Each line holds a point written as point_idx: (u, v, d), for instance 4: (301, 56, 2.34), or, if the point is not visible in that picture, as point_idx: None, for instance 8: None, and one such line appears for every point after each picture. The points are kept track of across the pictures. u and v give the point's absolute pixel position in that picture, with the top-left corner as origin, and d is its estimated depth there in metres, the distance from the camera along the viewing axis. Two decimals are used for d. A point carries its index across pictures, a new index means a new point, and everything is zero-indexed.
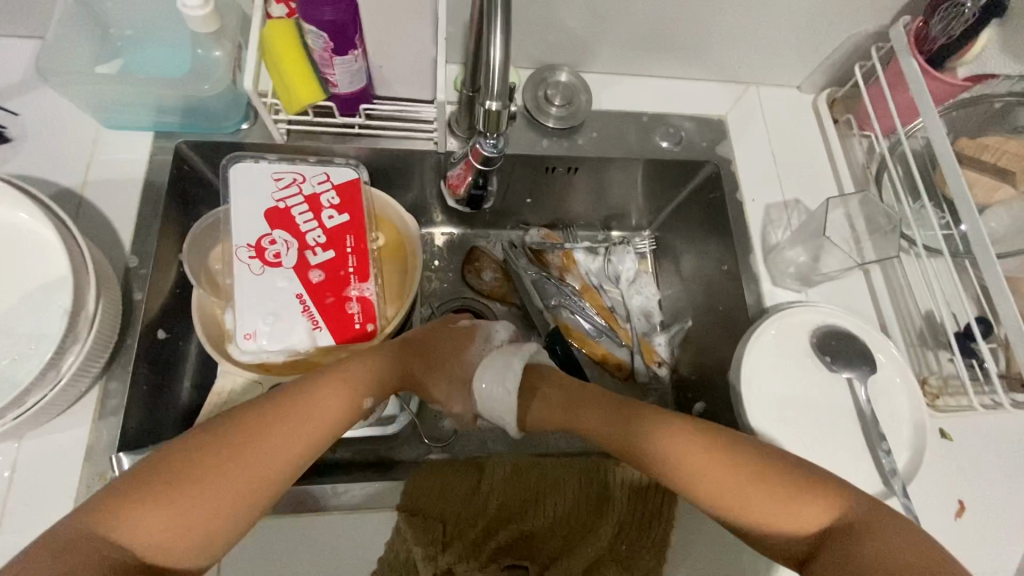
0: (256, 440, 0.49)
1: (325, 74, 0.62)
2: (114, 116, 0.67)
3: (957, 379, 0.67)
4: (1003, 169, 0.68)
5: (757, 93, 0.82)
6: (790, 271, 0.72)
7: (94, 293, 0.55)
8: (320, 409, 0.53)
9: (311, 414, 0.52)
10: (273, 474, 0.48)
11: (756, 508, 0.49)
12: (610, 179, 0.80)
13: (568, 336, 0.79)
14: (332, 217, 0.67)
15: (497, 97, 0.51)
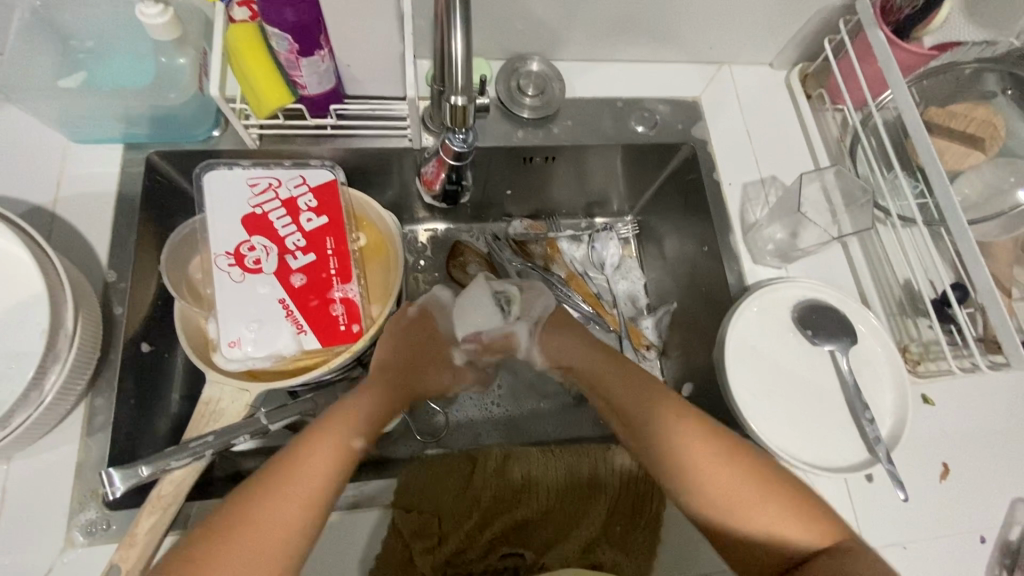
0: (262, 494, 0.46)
1: (293, 76, 0.62)
2: (81, 130, 0.66)
3: (937, 345, 0.68)
4: (972, 136, 0.69)
5: (730, 73, 0.83)
6: (769, 248, 0.73)
7: (73, 310, 0.54)
8: (312, 454, 0.49)
9: (311, 463, 0.49)
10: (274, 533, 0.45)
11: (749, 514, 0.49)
12: (588, 167, 0.80)
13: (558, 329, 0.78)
14: (310, 220, 0.67)
15: (462, 92, 0.52)
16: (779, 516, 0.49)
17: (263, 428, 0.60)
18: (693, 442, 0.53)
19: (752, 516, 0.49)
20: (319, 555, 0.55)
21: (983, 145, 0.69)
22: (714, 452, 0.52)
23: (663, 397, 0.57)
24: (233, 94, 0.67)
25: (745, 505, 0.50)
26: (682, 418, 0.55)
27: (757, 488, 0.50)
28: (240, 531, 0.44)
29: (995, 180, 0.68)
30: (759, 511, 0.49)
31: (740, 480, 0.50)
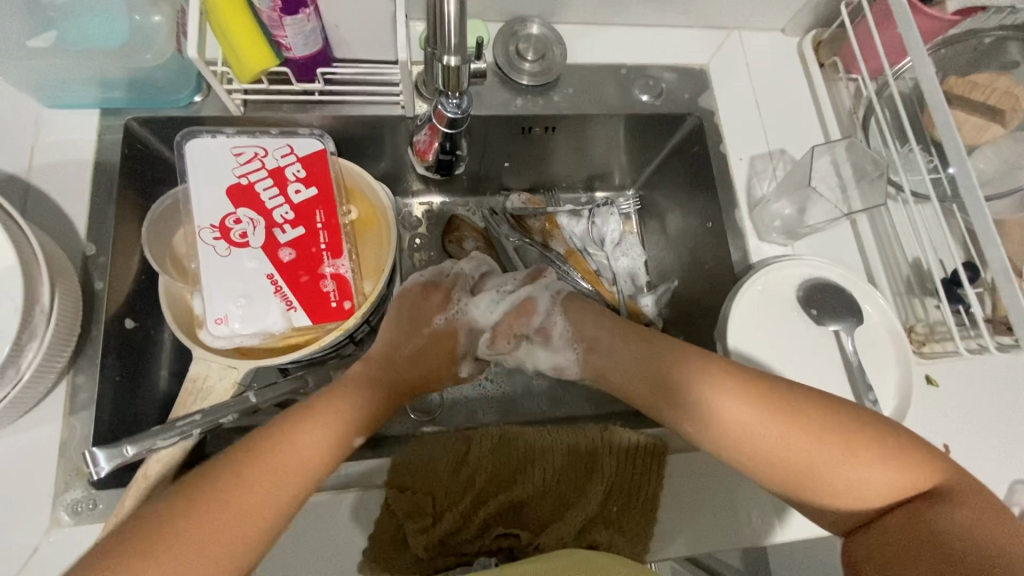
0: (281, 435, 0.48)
1: (276, 37, 0.58)
2: (53, 94, 0.62)
3: (943, 325, 0.67)
4: (992, 108, 0.66)
5: (739, 39, 0.79)
6: (776, 225, 0.70)
7: (49, 286, 0.52)
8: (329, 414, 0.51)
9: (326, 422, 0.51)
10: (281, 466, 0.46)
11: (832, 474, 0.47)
12: (590, 138, 0.77)
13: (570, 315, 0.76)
14: (298, 192, 0.64)
15: (455, 52, 0.50)
16: (875, 471, 0.46)
17: (253, 406, 0.59)
18: (767, 417, 0.49)
19: (847, 478, 0.47)
20: (310, 535, 0.54)
21: (1004, 117, 0.65)
22: (794, 422, 0.48)
23: (718, 370, 0.52)
24: (213, 57, 0.64)
25: (839, 470, 0.47)
26: (743, 399, 0.50)
27: (850, 446, 0.47)
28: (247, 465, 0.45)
29: (1012, 154, 0.65)
30: (853, 472, 0.47)
31: (827, 445, 0.47)
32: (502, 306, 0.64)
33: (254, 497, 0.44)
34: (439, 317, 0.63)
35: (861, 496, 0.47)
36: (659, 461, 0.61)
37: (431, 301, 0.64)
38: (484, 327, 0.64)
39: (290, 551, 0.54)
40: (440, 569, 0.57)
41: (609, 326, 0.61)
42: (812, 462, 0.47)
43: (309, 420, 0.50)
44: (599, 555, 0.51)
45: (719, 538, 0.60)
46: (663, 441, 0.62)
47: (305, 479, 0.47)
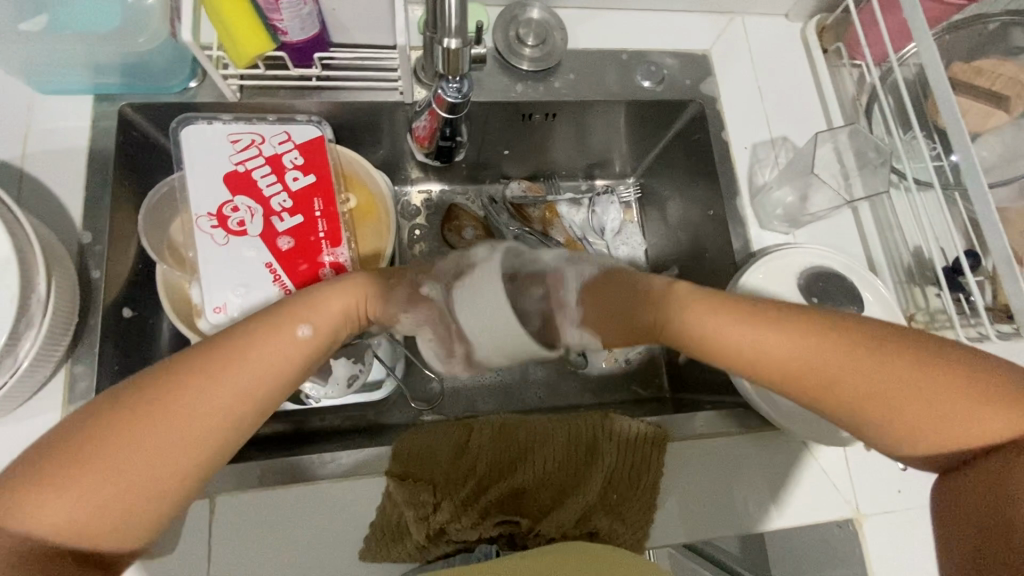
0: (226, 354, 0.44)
1: (273, 20, 0.57)
2: (46, 80, 0.61)
3: (943, 313, 0.67)
4: (998, 95, 0.65)
5: (742, 24, 0.77)
6: (778, 213, 0.70)
7: (44, 274, 0.51)
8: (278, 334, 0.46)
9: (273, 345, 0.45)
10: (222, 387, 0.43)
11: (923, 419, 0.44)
12: (591, 125, 0.76)
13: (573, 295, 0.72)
14: (296, 179, 0.63)
15: (456, 34, 0.49)
16: (954, 421, 0.44)
17: None
18: (836, 357, 0.45)
19: (918, 422, 0.44)
20: (311, 523, 0.55)
21: (1009, 104, 0.65)
22: (866, 366, 0.45)
23: (775, 313, 0.47)
24: (208, 42, 0.63)
25: (910, 416, 0.45)
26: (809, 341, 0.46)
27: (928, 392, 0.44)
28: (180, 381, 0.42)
29: (1017, 142, 0.65)
30: (927, 414, 0.44)
31: (906, 390, 0.44)
32: None
33: (179, 420, 0.41)
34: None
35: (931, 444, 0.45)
36: (658, 448, 0.61)
37: None
38: None
39: (291, 539, 0.54)
40: (440, 556, 0.57)
41: (639, 280, 0.52)
42: (886, 401, 0.45)
43: (246, 335, 0.45)
44: (602, 549, 0.51)
45: (716, 525, 0.60)
46: (663, 429, 0.62)
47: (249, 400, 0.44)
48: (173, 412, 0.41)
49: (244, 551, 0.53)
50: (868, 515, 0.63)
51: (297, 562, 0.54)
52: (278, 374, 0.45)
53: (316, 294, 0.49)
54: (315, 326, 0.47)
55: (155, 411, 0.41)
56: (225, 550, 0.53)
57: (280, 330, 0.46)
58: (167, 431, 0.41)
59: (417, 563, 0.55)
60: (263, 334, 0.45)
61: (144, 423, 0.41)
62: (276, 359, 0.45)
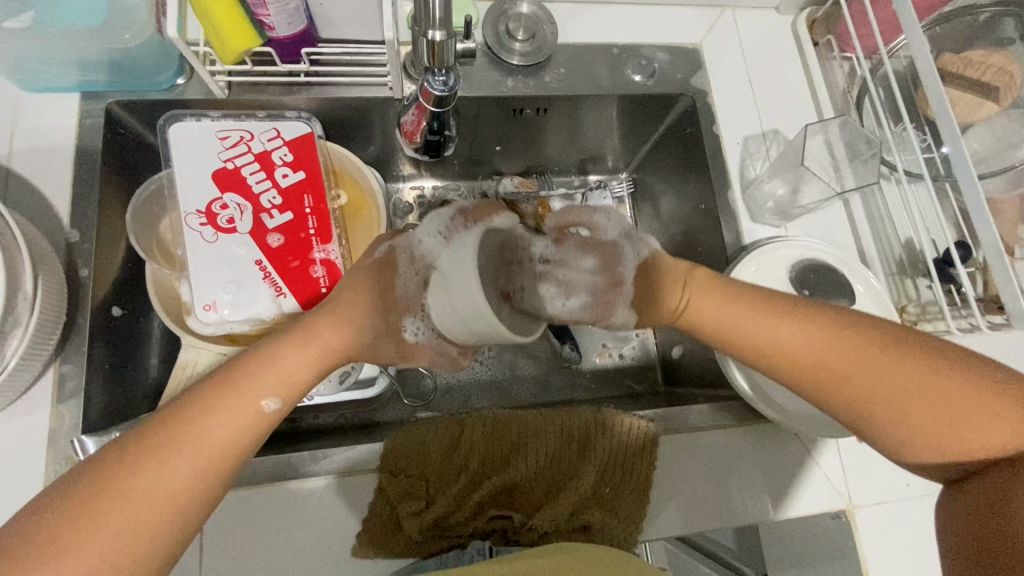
0: (200, 415, 0.39)
1: (258, 15, 0.57)
2: (31, 77, 0.61)
3: (935, 305, 0.67)
4: (987, 85, 0.65)
5: (733, 17, 0.77)
6: (768, 206, 0.70)
7: (31, 272, 0.51)
8: (252, 388, 0.42)
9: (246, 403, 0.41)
10: (196, 452, 0.39)
11: (919, 422, 0.43)
12: (582, 119, 0.76)
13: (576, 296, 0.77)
14: (286, 176, 0.63)
15: (441, 26, 0.49)
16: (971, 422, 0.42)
17: None
18: (839, 348, 0.45)
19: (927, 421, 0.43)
20: (304, 520, 0.55)
21: (998, 95, 0.65)
22: (853, 360, 0.45)
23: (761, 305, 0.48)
24: (195, 37, 0.63)
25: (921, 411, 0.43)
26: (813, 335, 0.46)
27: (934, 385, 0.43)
28: (151, 448, 0.38)
29: (1007, 133, 0.65)
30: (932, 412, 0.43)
31: (899, 383, 0.43)
32: (448, 231, 0.47)
33: (152, 490, 0.37)
34: (379, 246, 0.52)
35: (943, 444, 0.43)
36: (649, 442, 0.61)
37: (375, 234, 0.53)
38: (427, 255, 0.48)
39: (284, 536, 0.54)
40: (434, 553, 0.56)
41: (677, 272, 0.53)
42: (880, 403, 0.44)
43: (202, 408, 0.40)
44: (591, 548, 0.50)
45: (709, 516, 0.60)
46: (655, 423, 0.62)
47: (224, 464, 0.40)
48: (147, 479, 0.37)
49: (237, 548, 0.53)
50: (860, 506, 0.63)
51: (290, 559, 0.54)
52: (244, 443, 0.41)
53: (277, 353, 0.44)
54: (277, 385, 0.43)
55: (110, 494, 0.36)
56: (217, 547, 0.53)
57: (242, 398, 0.41)
58: (119, 530, 0.36)
59: (411, 559, 0.55)
60: (221, 398, 0.40)
61: (89, 526, 0.35)
62: (241, 429, 0.40)
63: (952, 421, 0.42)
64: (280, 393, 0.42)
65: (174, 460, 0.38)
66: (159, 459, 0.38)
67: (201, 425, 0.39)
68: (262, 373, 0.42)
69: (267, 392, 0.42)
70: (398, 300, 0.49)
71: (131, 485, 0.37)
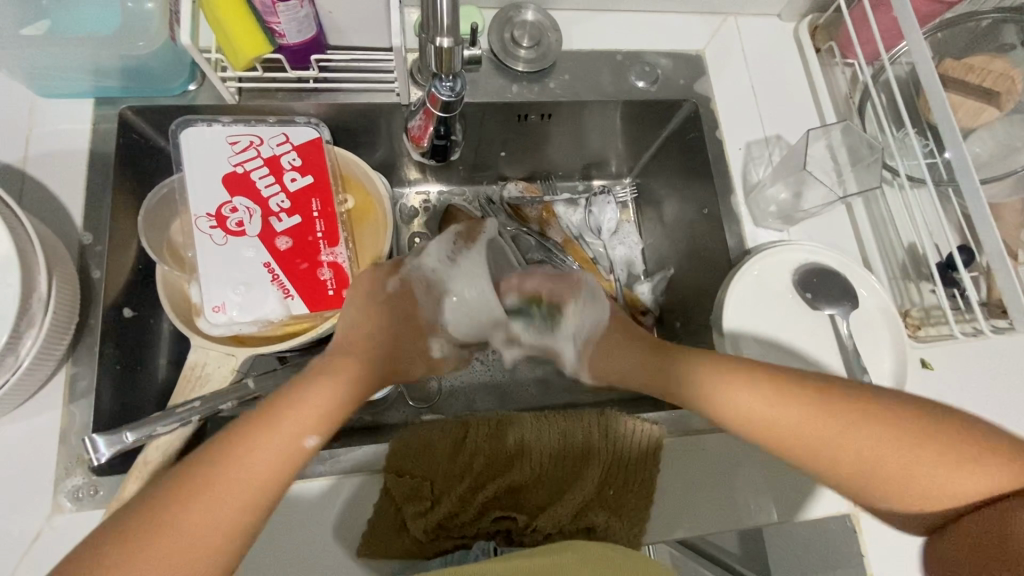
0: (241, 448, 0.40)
1: (270, 23, 0.58)
2: (48, 85, 0.62)
3: (938, 309, 0.67)
4: (988, 90, 0.66)
5: (735, 24, 0.78)
6: (772, 210, 0.70)
7: (45, 273, 0.52)
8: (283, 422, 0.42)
9: (279, 438, 0.41)
10: (237, 485, 0.39)
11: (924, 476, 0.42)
12: (586, 125, 0.76)
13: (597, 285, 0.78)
14: (294, 180, 0.64)
15: (447, 33, 0.50)
16: (952, 472, 0.42)
17: (253, 394, 0.59)
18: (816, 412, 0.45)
19: (917, 479, 0.42)
20: (309, 520, 0.55)
21: (999, 100, 0.65)
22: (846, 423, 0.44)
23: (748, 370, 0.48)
24: (207, 44, 0.64)
25: (903, 473, 0.43)
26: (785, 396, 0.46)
27: (916, 442, 0.42)
28: (198, 484, 0.38)
29: (1010, 138, 0.65)
30: (923, 470, 0.42)
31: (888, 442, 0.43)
32: (452, 255, 0.57)
33: (197, 520, 0.37)
34: (391, 280, 0.55)
35: (933, 499, 0.42)
36: (654, 444, 0.61)
37: (379, 269, 0.55)
38: (440, 279, 0.56)
39: (290, 535, 0.55)
40: (438, 553, 0.56)
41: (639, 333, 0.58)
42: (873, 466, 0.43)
43: (234, 441, 0.40)
44: (602, 550, 0.49)
45: (713, 520, 0.61)
46: (660, 426, 0.62)
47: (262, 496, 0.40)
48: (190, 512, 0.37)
49: None
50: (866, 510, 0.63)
51: (296, 559, 0.54)
52: (277, 474, 0.41)
53: (303, 384, 0.45)
54: (311, 418, 0.43)
55: (167, 526, 0.37)
56: None
57: (272, 438, 0.41)
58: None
59: (414, 559, 0.55)
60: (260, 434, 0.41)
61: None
62: (272, 467, 0.41)
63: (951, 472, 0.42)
64: (312, 427, 0.43)
65: (218, 495, 0.38)
66: (199, 496, 0.38)
67: (241, 462, 0.40)
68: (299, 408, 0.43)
69: (297, 425, 0.42)
70: (421, 322, 0.55)
71: (180, 518, 0.37)
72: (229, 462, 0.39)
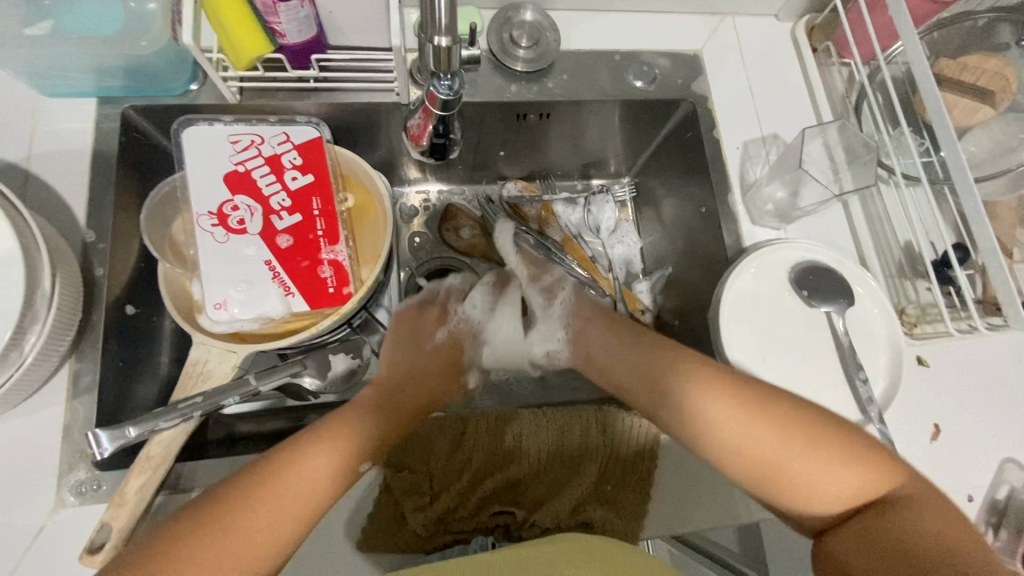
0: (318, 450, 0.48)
1: (271, 23, 0.59)
2: (51, 84, 0.63)
3: (935, 307, 0.68)
4: (982, 89, 0.66)
5: (733, 24, 0.79)
6: (769, 208, 0.71)
7: (49, 270, 0.53)
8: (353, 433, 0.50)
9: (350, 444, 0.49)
10: (313, 480, 0.46)
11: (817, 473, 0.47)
12: (584, 124, 0.77)
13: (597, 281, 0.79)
14: (295, 178, 0.65)
15: (446, 32, 0.51)
16: (837, 466, 0.47)
17: (254, 390, 0.59)
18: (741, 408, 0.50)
19: (813, 475, 0.47)
20: None
21: (994, 99, 0.66)
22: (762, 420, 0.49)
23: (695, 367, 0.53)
24: (209, 45, 0.65)
25: (800, 463, 0.48)
26: (716, 390, 0.51)
27: (810, 438, 0.48)
28: (284, 475, 0.45)
29: (1005, 136, 0.66)
30: (812, 463, 0.47)
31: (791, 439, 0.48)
32: (491, 304, 0.67)
33: (281, 506, 0.44)
34: (441, 331, 0.65)
35: (825, 494, 0.47)
36: (652, 441, 0.62)
37: (428, 319, 0.65)
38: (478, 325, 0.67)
39: None
40: (438, 547, 0.57)
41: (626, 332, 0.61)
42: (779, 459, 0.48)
43: (311, 444, 0.48)
44: (601, 543, 0.49)
45: (711, 515, 0.61)
46: None
47: (329, 492, 0.47)
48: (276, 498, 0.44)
49: None
50: None
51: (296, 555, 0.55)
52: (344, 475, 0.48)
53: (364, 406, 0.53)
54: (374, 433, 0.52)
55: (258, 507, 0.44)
56: None
57: (344, 443, 0.49)
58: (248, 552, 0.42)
59: (414, 553, 0.56)
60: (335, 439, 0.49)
61: (211, 558, 0.41)
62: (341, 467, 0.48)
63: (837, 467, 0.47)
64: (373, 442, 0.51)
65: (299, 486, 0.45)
66: (285, 484, 0.45)
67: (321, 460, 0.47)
68: (347, 426, 0.50)
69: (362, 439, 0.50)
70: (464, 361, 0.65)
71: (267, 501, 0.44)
72: (308, 461, 0.47)
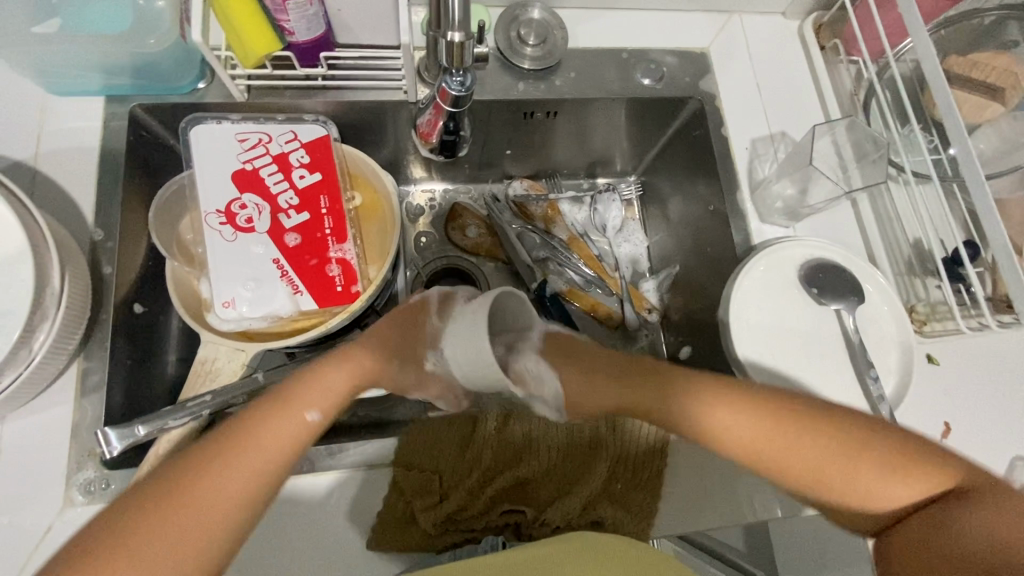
0: (255, 427, 0.44)
1: (280, 21, 0.59)
2: (60, 82, 0.63)
3: (944, 304, 0.67)
4: (993, 86, 0.66)
5: (740, 22, 0.79)
6: (777, 206, 0.71)
7: (58, 267, 0.53)
8: (295, 407, 0.46)
9: (293, 422, 0.45)
10: (251, 461, 0.43)
11: (864, 484, 0.46)
12: (590, 123, 0.77)
13: (604, 280, 0.79)
14: (303, 177, 0.65)
15: (459, 27, 0.51)
16: (889, 479, 0.46)
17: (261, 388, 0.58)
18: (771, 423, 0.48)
19: (855, 486, 0.46)
20: (319, 515, 0.56)
21: (1004, 96, 0.65)
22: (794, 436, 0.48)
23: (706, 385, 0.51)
24: (217, 43, 0.65)
25: (842, 479, 0.47)
26: (740, 408, 0.49)
27: (856, 451, 0.47)
28: (220, 456, 0.42)
29: (1014, 133, 0.65)
30: (861, 476, 0.46)
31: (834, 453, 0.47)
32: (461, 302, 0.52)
33: (215, 488, 0.41)
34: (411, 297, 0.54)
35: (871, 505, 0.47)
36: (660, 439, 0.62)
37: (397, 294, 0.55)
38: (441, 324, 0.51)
39: (300, 529, 0.55)
40: (447, 547, 0.56)
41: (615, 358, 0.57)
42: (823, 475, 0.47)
43: (250, 419, 0.45)
44: (611, 540, 0.49)
45: (721, 514, 0.61)
46: None
47: (270, 471, 0.43)
48: (211, 481, 0.41)
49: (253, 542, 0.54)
50: None
51: (306, 553, 0.54)
52: (285, 452, 0.44)
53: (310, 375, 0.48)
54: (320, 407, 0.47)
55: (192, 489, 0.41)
56: None
57: (284, 417, 0.45)
58: (183, 538, 0.39)
59: (424, 552, 0.55)
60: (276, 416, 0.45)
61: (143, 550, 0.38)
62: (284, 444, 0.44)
63: (889, 481, 0.46)
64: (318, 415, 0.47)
65: (237, 467, 0.42)
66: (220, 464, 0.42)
67: (258, 437, 0.44)
68: (292, 405, 0.46)
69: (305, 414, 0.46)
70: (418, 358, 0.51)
71: (201, 484, 0.41)
72: (246, 438, 0.43)
